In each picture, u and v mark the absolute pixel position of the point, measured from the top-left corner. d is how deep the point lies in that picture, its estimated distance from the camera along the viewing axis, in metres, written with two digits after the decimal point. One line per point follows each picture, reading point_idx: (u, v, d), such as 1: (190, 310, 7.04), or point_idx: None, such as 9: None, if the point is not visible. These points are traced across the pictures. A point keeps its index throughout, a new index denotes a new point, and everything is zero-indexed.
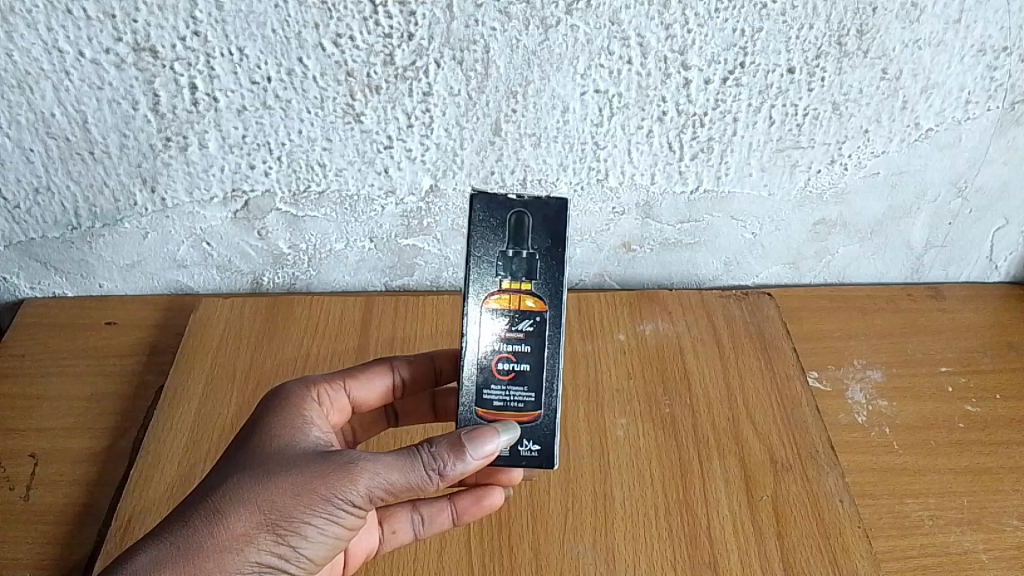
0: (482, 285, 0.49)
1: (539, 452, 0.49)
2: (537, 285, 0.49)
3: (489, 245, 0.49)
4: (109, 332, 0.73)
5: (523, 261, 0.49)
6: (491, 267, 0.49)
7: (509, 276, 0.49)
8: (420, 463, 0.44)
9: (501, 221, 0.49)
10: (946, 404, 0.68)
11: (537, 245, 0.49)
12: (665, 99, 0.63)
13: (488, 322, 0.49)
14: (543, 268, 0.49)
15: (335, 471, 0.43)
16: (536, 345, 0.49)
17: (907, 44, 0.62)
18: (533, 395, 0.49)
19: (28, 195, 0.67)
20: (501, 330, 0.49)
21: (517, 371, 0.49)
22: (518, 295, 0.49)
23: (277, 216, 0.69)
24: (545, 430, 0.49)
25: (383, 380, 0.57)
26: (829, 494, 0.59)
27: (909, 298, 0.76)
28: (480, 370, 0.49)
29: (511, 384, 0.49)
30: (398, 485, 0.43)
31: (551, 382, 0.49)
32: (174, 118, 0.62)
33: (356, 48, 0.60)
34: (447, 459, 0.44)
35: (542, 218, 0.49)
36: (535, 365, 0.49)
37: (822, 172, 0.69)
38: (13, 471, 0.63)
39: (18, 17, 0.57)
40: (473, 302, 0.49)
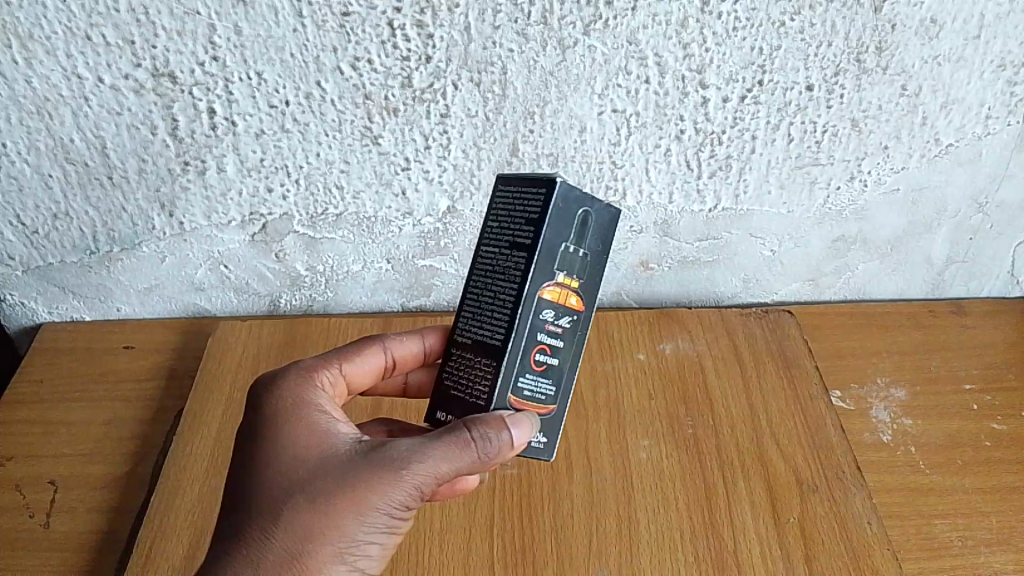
0: (542, 274, 0.44)
1: (544, 444, 0.48)
2: (584, 285, 0.47)
3: (558, 236, 0.45)
4: (128, 356, 0.73)
5: (580, 259, 0.46)
6: (551, 260, 0.45)
7: (565, 271, 0.45)
8: (469, 449, 0.41)
9: (572, 218, 0.45)
10: (972, 422, 0.67)
11: (593, 246, 0.46)
12: (683, 118, 0.63)
13: (539, 312, 0.45)
14: (592, 269, 0.47)
15: (383, 475, 0.40)
16: (568, 340, 0.47)
17: (927, 61, 0.62)
18: (553, 387, 0.47)
19: (46, 221, 0.67)
20: (548, 321, 0.45)
21: (547, 365, 0.46)
22: (567, 292, 0.46)
23: (294, 239, 0.69)
24: (552, 422, 0.48)
25: (375, 362, 0.51)
26: (858, 516, 0.58)
27: (930, 314, 0.76)
28: (519, 360, 0.45)
29: (540, 376, 0.46)
30: (448, 475, 0.41)
31: (567, 378, 0.48)
32: (192, 142, 0.63)
33: (374, 71, 0.60)
34: (491, 440, 0.41)
35: (600, 221, 0.46)
36: (562, 360, 0.47)
37: (841, 189, 0.69)
38: (33, 498, 0.63)
39: (38, 43, 0.57)
40: (530, 290, 0.44)
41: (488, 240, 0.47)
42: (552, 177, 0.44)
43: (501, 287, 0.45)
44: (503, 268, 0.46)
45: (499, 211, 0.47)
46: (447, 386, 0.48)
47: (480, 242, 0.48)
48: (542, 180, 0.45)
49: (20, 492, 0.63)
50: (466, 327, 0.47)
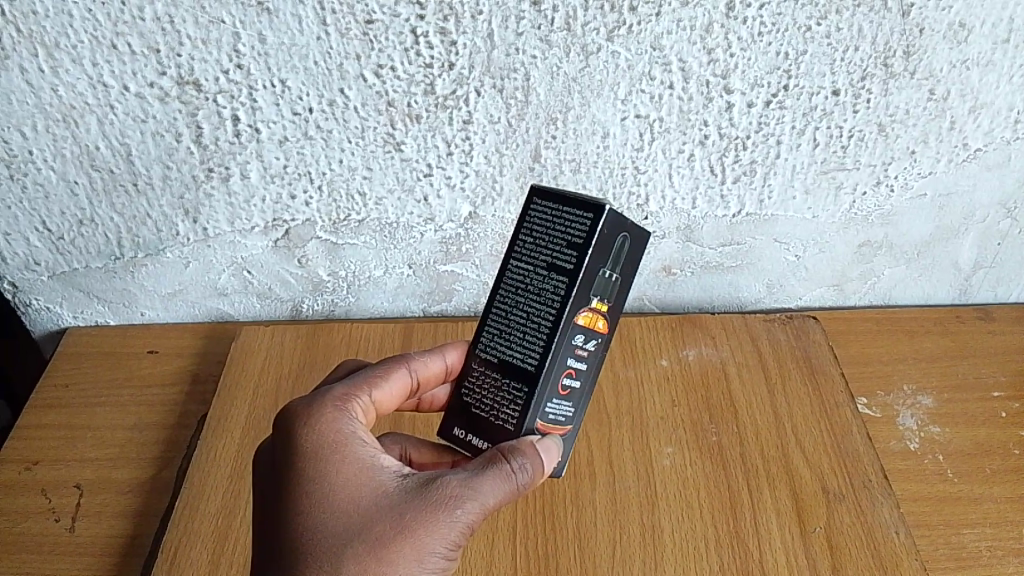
0: (579, 301, 0.45)
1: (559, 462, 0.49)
2: (613, 309, 0.47)
3: (598, 263, 0.45)
4: (152, 360, 0.73)
5: (614, 284, 0.46)
6: (589, 287, 0.45)
7: (598, 297, 0.46)
8: (511, 481, 0.42)
9: (612, 244, 0.45)
10: (1000, 430, 0.67)
11: (625, 270, 0.47)
12: (707, 123, 0.63)
13: (571, 338, 0.45)
14: (621, 292, 0.47)
15: (434, 515, 0.41)
16: (591, 363, 0.48)
17: (955, 65, 0.61)
18: (572, 408, 0.48)
19: (72, 227, 0.67)
20: (577, 346, 0.46)
21: (571, 387, 0.47)
22: (598, 316, 0.46)
23: (317, 245, 0.70)
24: (569, 440, 0.49)
25: (401, 382, 0.50)
26: (885, 526, 0.57)
27: (957, 320, 0.75)
28: (548, 385, 0.46)
29: (563, 399, 0.47)
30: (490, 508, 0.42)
31: (586, 398, 0.49)
32: (216, 149, 0.63)
33: (397, 78, 0.59)
34: (530, 472, 0.43)
35: (634, 246, 0.47)
36: (584, 381, 0.48)
37: (867, 195, 0.68)
38: (59, 503, 0.63)
39: (64, 52, 0.57)
40: (568, 317, 0.45)
41: (521, 257, 0.46)
42: (600, 205, 0.44)
43: (536, 309, 0.45)
44: (538, 290, 0.45)
45: (533, 227, 0.46)
46: (467, 404, 0.48)
47: (510, 255, 0.47)
48: (587, 204, 0.45)
49: (47, 496, 0.64)
50: (491, 345, 0.47)
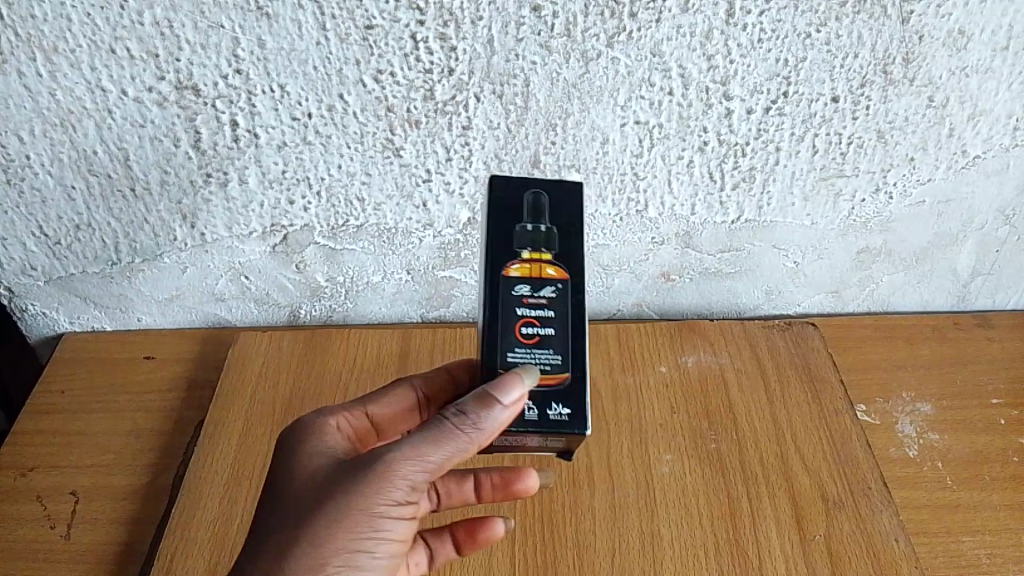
0: (503, 253, 0.49)
1: (570, 416, 0.47)
2: (560, 257, 0.49)
3: (514, 218, 0.50)
4: (149, 366, 0.73)
5: (547, 233, 0.49)
6: (512, 238, 0.49)
7: (530, 247, 0.49)
8: (451, 432, 0.43)
9: (522, 201, 0.50)
10: (999, 437, 0.67)
11: (557, 222, 0.50)
12: (706, 129, 0.63)
13: (511, 288, 0.48)
14: (564, 242, 0.50)
15: (372, 473, 0.42)
16: (559, 310, 0.48)
17: (954, 72, 0.61)
18: (560, 357, 0.48)
19: (69, 232, 0.67)
20: (525, 295, 0.48)
21: (540, 335, 0.48)
22: (539, 264, 0.49)
23: (315, 250, 0.69)
24: (572, 393, 0.48)
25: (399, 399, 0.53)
26: (885, 534, 0.57)
27: (956, 327, 0.75)
28: (503, 334, 0.48)
29: (535, 348, 0.48)
30: (436, 462, 0.42)
31: (573, 346, 0.48)
32: (214, 154, 0.63)
33: (397, 83, 0.59)
34: (472, 414, 0.43)
35: (559, 200, 0.51)
36: (559, 329, 0.48)
37: (867, 202, 0.68)
38: (54, 509, 0.63)
39: (62, 56, 0.57)
40: (496, 270, 0.48)
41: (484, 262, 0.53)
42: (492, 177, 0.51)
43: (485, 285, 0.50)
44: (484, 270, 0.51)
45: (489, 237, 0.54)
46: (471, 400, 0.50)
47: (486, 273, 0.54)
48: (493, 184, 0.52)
49: (42, 503, 0.63)
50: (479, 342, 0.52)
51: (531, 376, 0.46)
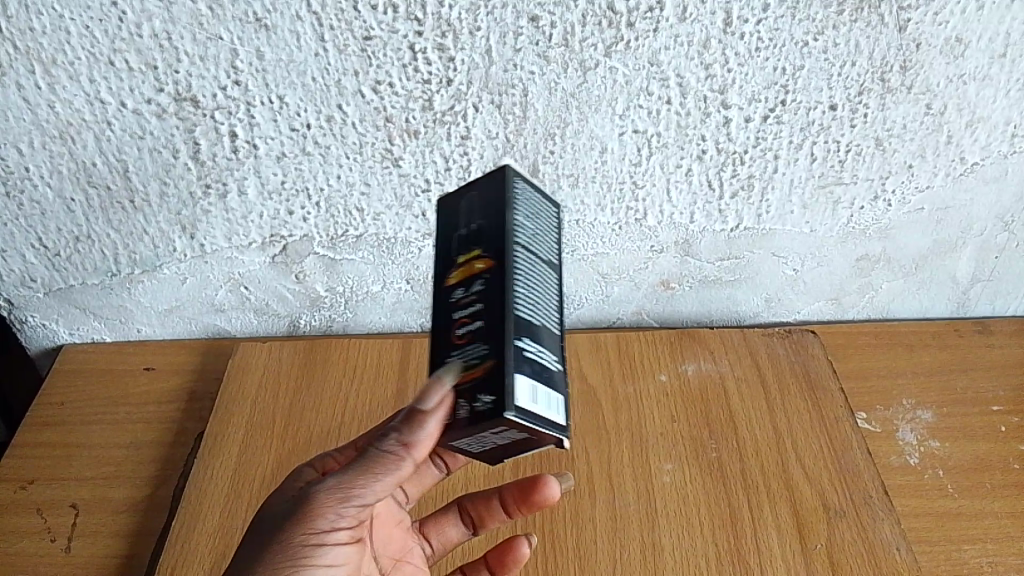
0: (441, 269, 0.43)
1: (494, 403, 0.36)
2: (489, 242, 0.41)
3: (452, 226, 0.43)
4: (148, 377, 0.73)
5: (477, 228, 0.42)
6: (450, 248, 0.43)
7: (461, 251, 0.42)
8: (376, 454, 0.39)
9: (460, 208, 0.44)
10: (1000, 444, 0.66)
11: (487, 210, 0.42)
12: (705, 138, 0.63)
13: (447, 298, 0.41)
14: (494, 226, 0.41)
15: (302, 502, 0.40)
16: (486, 297, 0.39)
17: (952, 79, 0.61)
18: (488, 346, 0.38)
19: (68, 243, 0.67)
20: (458, 298, 0.41)
21: (471, 331, 0.39)
22: (468, 262, 0.41)
23: (315, 260, 0.69)
24: (498, 379, 0.37)
25: None
26: (886, 542, 0.57)
27: (956, 333, 0.75)
28: (441, 348, 0.40)
29: (468, 345, 0.39)
30: (363, 488, 0.39)
31: (501, 330, 0.38)
32: (214, 165, 0.63)
33: (395, 94, 0.59)
34: (400, 426, 0.39)
35: (491, 189, 0.43)
36: (487, 318, 0.39)
37: (865, 209, 0.68)
38: (54, 522, 0.63)
39: (61, 68, 0.57)
40: (436, 287, 0.42)
41: None
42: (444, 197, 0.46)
43: None
44: None
45: None
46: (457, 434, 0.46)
47: None
48: None
49: (42, 516, 0.63)
50: None
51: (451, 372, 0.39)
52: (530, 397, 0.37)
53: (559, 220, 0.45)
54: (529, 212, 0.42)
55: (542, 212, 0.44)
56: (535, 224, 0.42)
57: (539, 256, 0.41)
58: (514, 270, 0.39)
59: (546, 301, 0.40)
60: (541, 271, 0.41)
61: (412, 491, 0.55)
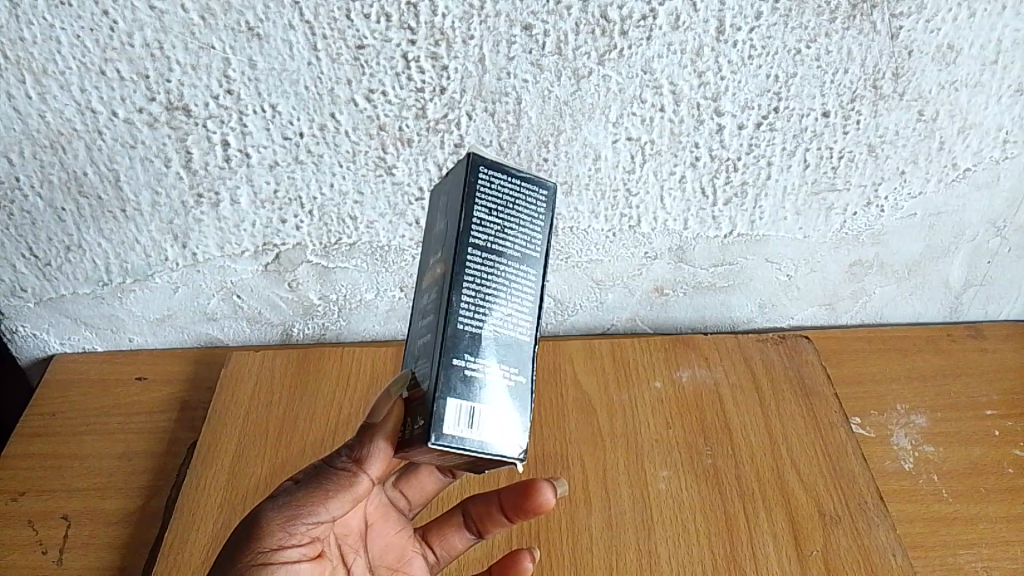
0: (427, 262, 0.43)
1: (420, 430, 0.38)
2: (444, 250, 0.39)
3: (435, 221, 0.43)
4: (140, 387, 0.73)
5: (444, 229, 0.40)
6: (430, 249, 0.43)
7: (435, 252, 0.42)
8: (330, 470, 0.42)
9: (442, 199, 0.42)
10: (993, 449, 0.67)
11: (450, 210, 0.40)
12: (698, 145, 0.63)
13: (422, 301, 0.42)
14: (449, 231, 0.39)
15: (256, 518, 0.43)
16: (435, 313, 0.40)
17: (944, 86, 0.61)
18: (428, 365, 0.39)
19: (59, 253, 0.66)
20: (427, 302, 0.41)
21: (424, 345, 0.40)
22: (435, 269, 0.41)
23: (307, 268, 0.69)
24: (426, 404, 0.38)
25: None
26: (881, 548, 0.57)
27: (949, 338, 0.75)
28: (415, 350, 0.42)
29: (422, 359, 0.40)
30: (314, 502, 0.42)
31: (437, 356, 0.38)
32: (206, 174, 0.62)
33: (388, 102, 0.59)
34: (354, 445, 0.42)
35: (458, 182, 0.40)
36: (433, 336, 0.39)
37: (858, 215, 0.68)
38: (46, 534, 0.62)
39: (51, 78, 0.57)
40: (422, 282, 0.43)
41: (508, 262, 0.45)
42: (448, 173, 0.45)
43: None
44: None
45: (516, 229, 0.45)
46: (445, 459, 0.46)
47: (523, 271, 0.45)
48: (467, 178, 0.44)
49: (33, 527, 0.63)
50: None
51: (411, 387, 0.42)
52: (467, 423, 0.38)
53: (552, 200, 0.41)
54: (496, 206, 0.40)
55: (520, 200, 0.40)
56: (501, 219, 0.39)
57: (499, 260, 0.39)
58: (455, 288, 0.38)
59: (504, 310, 0.39)
60: (501, 278, 0.39)
61: (415, 498, 0.55)
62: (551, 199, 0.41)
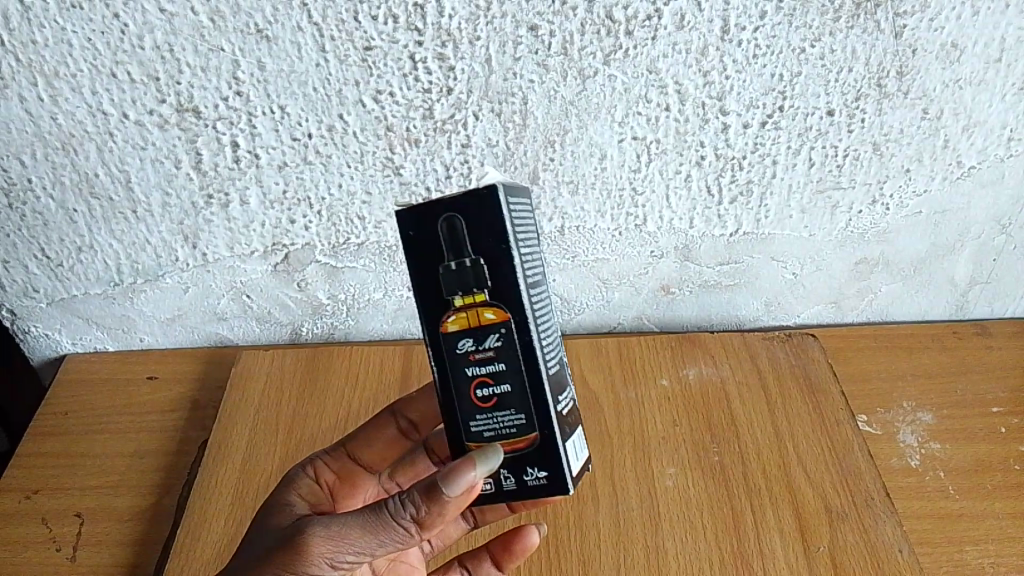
0: (431, 307, 0.40)
1: (549, 479, 0.41)
2: (496, 293, 0.39)
3: (429, 262, 0.40)
4: (151, 386, 0.73)
5: (474, 271, 0.39)
6: (435, 292, 0.40)
7: (459, 293, 0.39)
8: (387, 522, 0.38)
9: (433, 238, 0.39)
10: (1000, 446, 0.67)
11: (483, 248, 0.38)
12: (703, 144, 0.63)
13: (455, 349, 0.40)
14: (496, 273, 0.39)
15: (293, 544, 0.39)
16: (510, 360, 0.40)
17: (948, 84, 0.62)
18: (523, 415, 0.40)
19: (71, 253, 0.67)
20: (470, 351, 0.40)
21: (500, 394, 0.40)
22: (473, 312, 0.39)
23: (317, 268, 0.70)
24: (546, 454, 0.41)
25: (389, 432, 0.54)
26: (888, 543, 0.57)
27: (955, 337, 0.76)
28: (458, 401, 0.41)
29: (497, 409, 0.41)
30: (365, 547, 0.39)
31: (539, 401, 0.40)
32: (216, 175, 0.63)
33: (396, 103, 0.60)
34: (420, 504, 0.38)
35: (476, 220, 0.39)
36: (516, 384, 0.40)
37: (864, 213, 0.69)
38: (59, 532, 0.63)
39: (63, 81, 0.58)
40: (433, 331, 0.41)
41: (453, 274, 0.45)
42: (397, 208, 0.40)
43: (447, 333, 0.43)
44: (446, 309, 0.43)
45: None
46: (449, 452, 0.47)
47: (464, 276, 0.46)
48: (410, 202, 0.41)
49: (46, 525, 0.63)
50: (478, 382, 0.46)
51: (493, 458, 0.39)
52: (575, 455, 0.42)
53: (532, 205, 0.43)
54: (520, 232, 0.40)
55: (524, 217, 0.42)
56: (526, 245, 0.41)
57: (536, 285, 0.41)
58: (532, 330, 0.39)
59: (548, 326, 0.42)
60: (541, 300, 0.42)
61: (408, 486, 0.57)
62: (525, 197, 0.43)
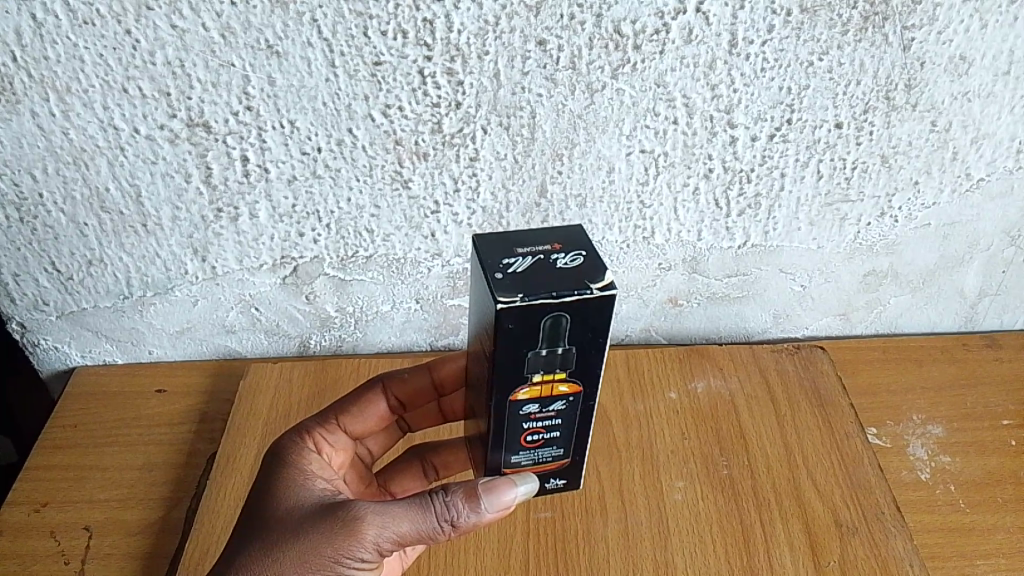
0: (511, 381, 0.43)
1: (566, 483, 0.52)
2: (575, 372, 0.45)
3: (523, 347, 0.42)
4: (160, 399, 0.73)
5: (561, 354, 0.43)
6: (516, 369, 0.43)
7: (541, 370, 0.44)
8: (432, 518, 0.44)
9: (535, 329, 0.41)
10: (1012, 459, 0.66)
11: (576, 340, 0.43)
12: (711, 156, 0.63)
13: (521, 410, 0.45)
14: (580, 359, 0.44)
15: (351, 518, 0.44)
16: (567, 417, 0.47)
17: (956, 97, 0.62)
18: (560, 447, 0.49)
19: (81, 267, 0.67)
20: (533, 411, 0.46)
21: (548, 436, 0.48)
22: (550, 384, 0.45)
23: (324, 281, 0.70)
24: (570, 472, 0.51)
25: (379, 406, 0.57)
26: (899, 557, 0.57)
27: (964, 348, 0.76)
28: (509, 444, 0.47)
29: (540, 448, 0.48)
30: (409, 534, 0.44)
31: (579, 439, 0.49)
32: (225, 189, 0.63)
33: (405, 117, 0.60)
34: (461, 509, 0.44)
35: (581, 317, 0.41)
36: (564, 432, 0.48)
37: (872, 225, 0.69)
38: (69, 544, 0.63)
39: (75, 96, 0.58)
40: (503, 398, 0.44)
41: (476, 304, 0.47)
42: (506, 302, 0.40)
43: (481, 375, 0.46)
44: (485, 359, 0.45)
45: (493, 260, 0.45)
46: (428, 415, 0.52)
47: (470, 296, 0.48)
48: (507, 285, 0.41)
49: (55, 538, 0.63)
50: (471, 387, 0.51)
51: (531, 481, 0.47)
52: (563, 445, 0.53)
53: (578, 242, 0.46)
54: None
55: None
56: None
57: None
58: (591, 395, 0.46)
59: None
60: None
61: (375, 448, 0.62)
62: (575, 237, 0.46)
